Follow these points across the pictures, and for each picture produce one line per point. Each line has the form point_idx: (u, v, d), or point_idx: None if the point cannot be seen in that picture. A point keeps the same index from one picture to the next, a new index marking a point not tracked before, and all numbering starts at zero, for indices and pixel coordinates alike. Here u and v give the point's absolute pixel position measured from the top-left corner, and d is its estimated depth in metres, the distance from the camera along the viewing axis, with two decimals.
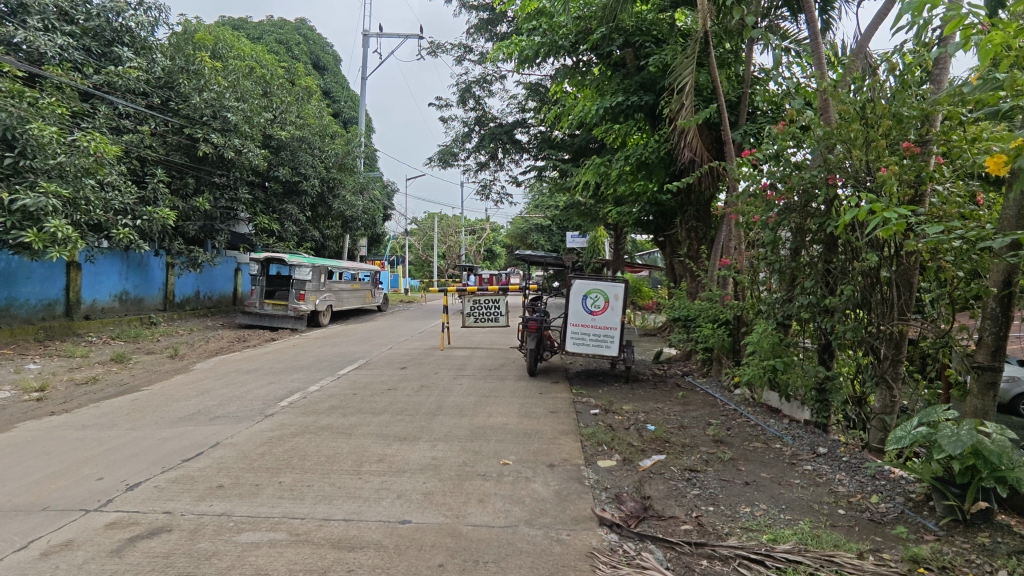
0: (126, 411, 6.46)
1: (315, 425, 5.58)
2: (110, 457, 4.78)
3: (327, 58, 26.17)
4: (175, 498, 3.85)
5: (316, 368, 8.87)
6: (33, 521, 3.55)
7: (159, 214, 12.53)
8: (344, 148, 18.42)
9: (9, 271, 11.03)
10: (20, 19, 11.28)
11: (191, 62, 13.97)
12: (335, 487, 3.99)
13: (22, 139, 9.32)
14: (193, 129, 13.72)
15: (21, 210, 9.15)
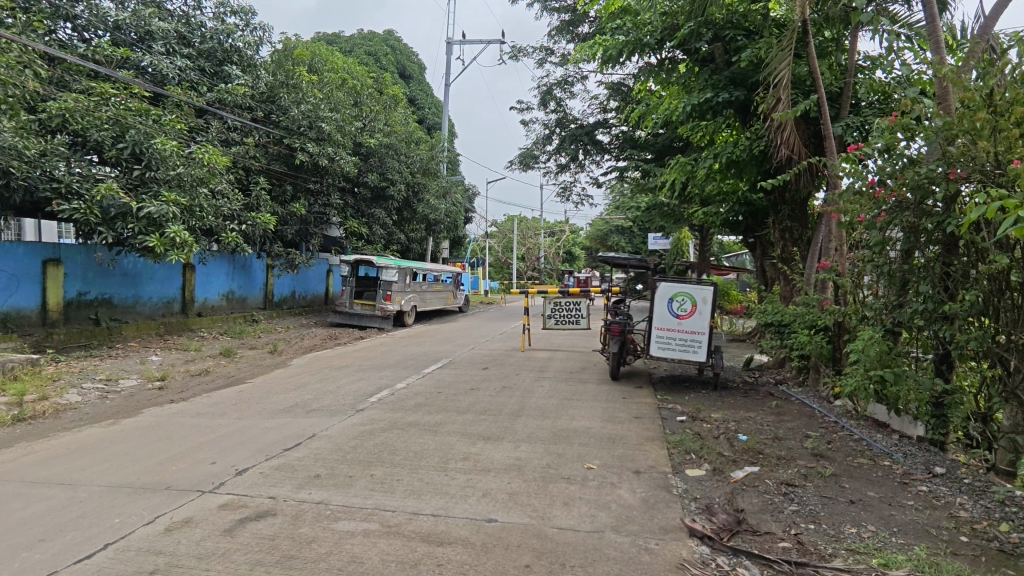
0: (233, 402, 6.99)
1: (402, 421, 5.79)
2: (220, 443, 5.19)
3: (412, 67, 27.07)
4: (277, 485, 4.11)
5: (403, 366, 9.20)
6: (158, 499, 3.91)
7: (261, 219, 13.46)
8: (428, 153, 19.02)
9: (136, 273, 12.28)
10: (146, 45, 12.57)
11: (291, 77, 14.79)
12: (424, 482, 4.11)
13: (148, 153, 10.36)
14: (291, 139, 14.64)
15: (146, 218, 10.13)
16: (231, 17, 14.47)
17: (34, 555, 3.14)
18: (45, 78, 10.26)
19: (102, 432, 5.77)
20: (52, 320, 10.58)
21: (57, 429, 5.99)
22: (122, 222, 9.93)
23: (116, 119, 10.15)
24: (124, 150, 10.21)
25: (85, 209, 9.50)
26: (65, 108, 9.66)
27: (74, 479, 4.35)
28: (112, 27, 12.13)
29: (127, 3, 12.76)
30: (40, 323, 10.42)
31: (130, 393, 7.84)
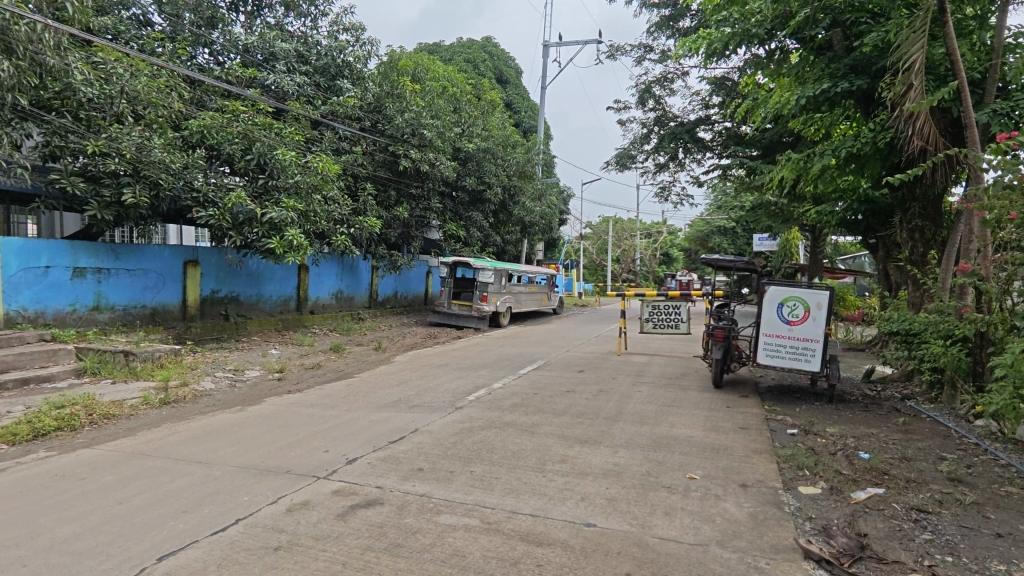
0: (343, 395, 7.46)
1: (500, 420, 5.88)
2: (332, 433, 5.55)
3: (509, 72, 27.48)
4: (384, 475, 4.33)
5: (499, 366, 9.36)
6: (280, 481, 4.25)
7: (368, 223, 14.24)
8: (524, 156, 19.24)
9: (259, 273, 13.45)
10: (271, 65, 13.80)
11: (395, 87, 15.46)
12: (522, 482, 4.15)
13: (271, 163, 11.30)
14: (396, 146, 15.31)
15: (269, 222, 11.02)
16: (343, 34, 15.50)
17: (179, 524, 3.52)
18: (188, 99, 11.53)
19: (232, 417, 6.37)
20: (191, 315, 11.82)
21: (195, 413, 6.69)
22: (248, 227, 10.89)
23: (245, 133, 11.19)
24: (251, 161, 11.20)
25: (219, 215, 10.54)
26: (203, 126, 10.80)
27: (209, 459, 4.83)
28: (243, 50, 13.51)
29: (255, 27, 14.12)
30: (181, 317, 11.67)
31: (254, 382, 8.59)
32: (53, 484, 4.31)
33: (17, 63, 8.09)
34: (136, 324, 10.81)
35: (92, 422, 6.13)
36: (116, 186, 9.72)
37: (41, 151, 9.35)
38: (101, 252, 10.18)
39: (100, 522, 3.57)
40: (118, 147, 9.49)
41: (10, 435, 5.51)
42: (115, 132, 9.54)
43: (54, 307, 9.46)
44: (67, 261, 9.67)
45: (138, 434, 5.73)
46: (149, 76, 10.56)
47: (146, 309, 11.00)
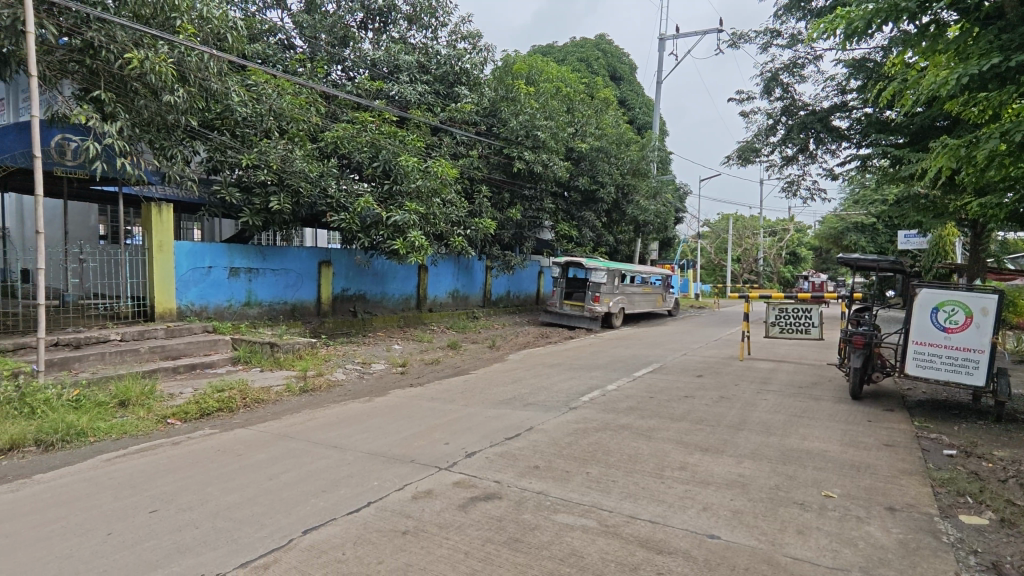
0: (461, 390, 7.76)
1: (615, 423, 5.81)
2: (452, 426, 5.79)
3: (624, 68, 26.95)
4: (501, 470, 4.44)
5: (613, 367, 9.25)
6: (406, 469, 4.51)
7: (483, 224, 14.66)
8: (639, 154, 18.81)
9: (384, 273, 14.37)
10: (395, 77, 14.68)
11: (509, 91, 15.79)
12: (640, 487, 4.07)
13: (395, 169, 11.98)
14: (510, 149, 15.61)
15: (392, 225, 11.70)
16: (461, 42, 16.10)
17: (320, 502, 3.86)
18: (324, 113, 12.56)
19: (362, 407, 6.86)
20: (324, 311, 12.92)
21: (330, 401, 7.29)
22: (375, 229, 11.65)
23: (373, 142, 11.97)
24: (377, 168, 11.97)
25: (349, 219, 11.37)
26: (337, 137, 11.72)
27: (343, 444, 5.24)
28: (371, 64, 14.52)
29: (381, 42, 15.10)
30: (316, 313, 12.78)
31: (380, 375, 9.19)
32: (216, 458, 4.90)
33: (188, 89, 9.30)
34: (280, 318, 12.00)
35: (246, 405, 6.88)
36: (265, 195, 10.86)
37: (206, 165, 10.77)
38: (252, 254, 11.38)
39: (255, 494, 4.00)
40: (266, 159, 10.58)
41: (182, 413, 6.35)
42: (263, 146, 10.64)
43: (215, 303, 10.76)
44: (225, 262, 10.92)
45: (283, 418, 6.35)
46: (292, 94, 11.64)
47: (287, 305, 12.18)
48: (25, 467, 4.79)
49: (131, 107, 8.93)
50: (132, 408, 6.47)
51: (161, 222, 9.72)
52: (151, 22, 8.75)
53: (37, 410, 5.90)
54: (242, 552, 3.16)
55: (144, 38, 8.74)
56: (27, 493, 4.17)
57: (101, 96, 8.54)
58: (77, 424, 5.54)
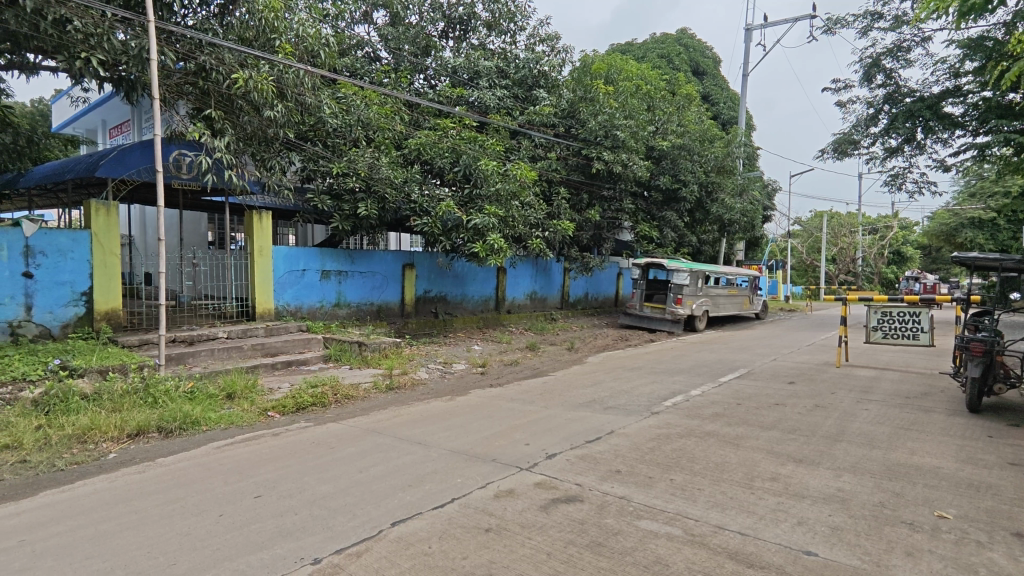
0: (540, 391, 7.78)
1: (700, 429, 5.61)
2: (532, 428, 5.82)
3: (707, 62, 26.01)
4: (583, 473, 4.41)
5: (697, 372, 8.94)
6: (488, 468, 4.58)
7: (561, 226, 14.50)
8: (724, 151, 18.10)
9: (464, 275, 14.67)
10: (475, 83, 14.98)
11: (588, 91, 15.50)
12: (728, 497, 3.91)
13: (475, 173, 12.20)
14: (589, 149, 15.44)
15: (472, 228, 11.92)
16: (540, 45, 16.20)
17: (407, 496, 4.00)
18: (408, 121, 13.01)
19: (445, 405, 7.03)
20: (407, 312, 13.38)
21: (414, 399, 7.54)
22: (456, 232, 11.93)
23: (454, 148, 12.26)
24: (458, 173, 12.24)
25: (431, 223, 11.71)
26: (420, 143, 12.11)
27: (427, 441, 5.40)
28: (451, 71, 14.90)
29: (461, 49, 15.46)
30: (400, 314, 13.26)
31: (461, 375, 9.40)
32: (312, 450, 5.20)
33: (286, 103, 9.96)
34: (367, 318, 12.56)
35: (338, 401, 7.26)
36: (353, 201, 11.41)
37: (301, 173, 11.51)
38: (341, 257, 11.98)
39: (347, 486, 4.22)
40: (355, 167, 11.11)
41: (281, 407, 6.79)
42: (353, 155, 11.20)
43: (308, 304, 11.41)
44: (318, 265, 11.57)
45: (371, 414, 6.64)
46: (378, 104, 12.17)
47: (373, 306, 12.71)
48: (150, 451, 5.31)
49: (237, 123, 9.70)
50: (237, 400, 7.00)
51: (262, 228, 10.44)
52: (254, 43, 9.44)
53: (158, 400, 6.51)
54: (336, 540, 3.34)
55: (248, 59, 9.45)
56: (152, 474, 4.62)
57: (211, 114, 9.34)
58: (192, 414, 6.06)
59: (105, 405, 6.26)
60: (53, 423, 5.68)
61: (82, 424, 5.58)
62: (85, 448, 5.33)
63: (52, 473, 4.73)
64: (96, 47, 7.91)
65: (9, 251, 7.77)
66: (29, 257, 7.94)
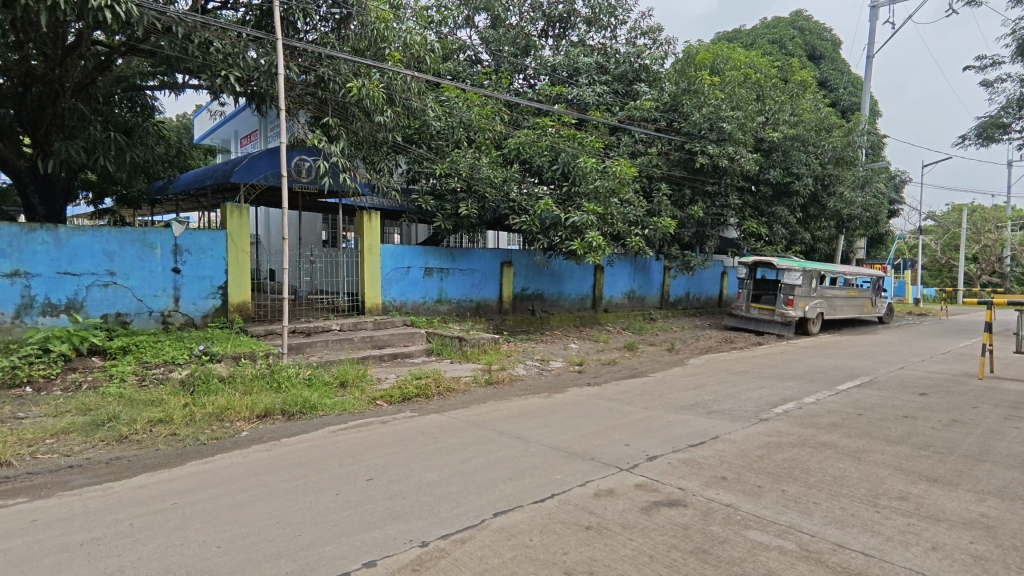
0: (640, 392, 7.63)
1: (815, 439, 5.25)
2: (632, 428, 5.73)
3: (825, 45, 24.14)
4: (686, 478, 4.28)
5: (810, 378, 8.35)
6: (587, 466, 4.57)
7: (662, 224, 13.90)
8: (843, 140, 16.70)
9: (562, 273, 14.68)
10: (575, 80, 15.01)
11: (693, 83, 14.88)
12: (848, 513, 3.64)
13: (574, 171, 12.10)
14: (693, 143, 14.74)
15: (571, 226, 11.85)
16: (642, 38, 15.88)
17: (507, 488, 4.09)
18: (507, 121, 13.21)
19: (543, 402, 7.10)
20: (505, 309, 13.62)
21: (512, 394, 7.67)
22: (554, 230, 11.96)
23: (552, 146, 12.27)
24: (556, 171, 12.24)
25: (530, 221, 11.81)
26: (520, 142, 12.25)
27: (527, 436, 5.49)
28: (551, 69, 15.00)
29: (561, 47, 15.50)
30: (498, 310, 13.52)
31: (558, 372, 9.43)
32: (418, 438, 5.47)
33: (395, 109, 10.49)
34: (466, 315, 12.95)
35: (440, 393, 7.55)
36: (455, 201, 11.78)
37: (406, 175, 12.03)
38: (444, 255, 12.40)
39: (451, 475, 4.39)
40: (457, 168, 11.49)
41: (388, 396, 7.19)
42: (455, 156, 11.55)
43: (412, 299, 11.95)
44: (421, 262, 12.06)
45: (472, 408, 6.83)
46: (479, 105, 12.47)
47: (473, 302, 13.06)
48: (276, 431, 5.84)
49: (351, 129, 10.37)
50: (349, 388, 7.50)
51: (371, 228, 11.08)
52: (366, 53, 9.93)
53: (281, 385, 7.10)
54: (442, 525, 3.49)
55: (362, 68, 10.03)
56: (277, 452, 5.08)
57: (329, 122, 10.07)
58: (310, 399, 6.58)
59: (238, 387, 6.94)
60: (197, 402, 6.38)
61: (220, 404, 6.22)
62: (222, 425, 5.93)
63: (196, 445, 5.33)
64: (234, 65, 8.77)
65: (161, 249, 8.82)
66: (177, 255, 8.96)
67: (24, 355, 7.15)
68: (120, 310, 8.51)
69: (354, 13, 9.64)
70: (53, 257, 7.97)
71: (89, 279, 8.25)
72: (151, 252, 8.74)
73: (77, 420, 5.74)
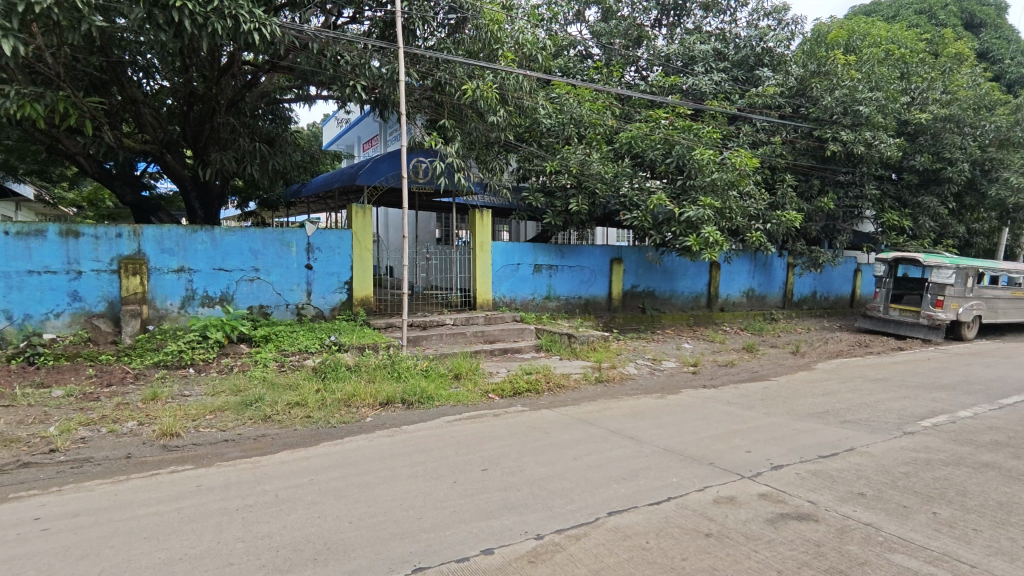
0: (762, 397, 7.18)
1: (973, 458, 4.64)
2: (753, 434, 5.41)
3: (986, 11, 21.19)
4: (817, 491, 3.97)
5: (966, 389, 7.38)
6: (705, 471, 4.39)
7: (787, 217, 12.88)
8: (1010, 118, 14.55)
9: (674, 270, 14.17)
10: (691, 69, 14.42)
11: (824, 64, 13.73)
12: (1018, 545, 3.18)
13: (689, 164, 11.62)
14: (822, 130, 13.62)
15: (686, 221, 11.38)
16: (765, 20, 14.92)
17: (621, 488, 4.03)
18: (619, 115, 12.97)
19: (655, 402, 6.91)
20: (615, 306, 13.41)
21: (623, 393, 7.55)
22: (667, 226, 11.60)
23: (666, 139, 11.86)
24: (671, 164, 11.82)
25: (642, 217, 11.51)
26: (632, 136, 11.94)
27: (640, 437, 5.37)
28: (665, 60, 14.51)
29: (675, 36, 14.97)
30: (607, 308, 13.35)
31: (672, 373, 9.13)
32: (530, 433, 5.55)
33: (507, 108, 10.71)
34: (575, 312, 12.92)
35: (550, 389, 7.60)
36: (564, 198, 11.83)
37: (517, 173, 12.23)
38: (553, 252, 12.44)
39: (563, 470, 4.40)
40: (567, 165, 11.47)
41: (500, 390, 7.35)
42: (566, 152, 11.54)
43: (522, 296, 12.12)
44: (532, 259, 12.18)
45: (582, 405, 6.81)
46: (590, 100, 12.35)
47: (582, 299, 12.99)
48: (397, 418, 6.20)
49: (465, 130, 10.73)
50: (463, 380, 7.78)
51: (483, 225, 11.38)
52: (480, 55, 10.21)
53: (401, 375, 7.50)
54: (557, 520, 3.51)
55: (476, 70, 10.34)
56: (400, 439, 5.39)
57: (445, 124, 10.51)
58: (427, 390, 6.91)
59: (364, 375, 7.44)
60: (327, 388, 6.93)
61: (347, 391, 6.71)
62: (350, 411, 6.39)
63: (328, 428, 5.80)
64: (361, 75, 9.39)
65: (296, 247, 9.63)
66: (310, 252, 9.76)
67: (188, 340, 8.17)
68: (263, 303, 9.45)
69: (469, 17, 9.88)
70: (209, 255, 9.01)
71: (238, 274, 9.24)
72: (288, 250, 9.58)
73: (231, 400, 6.45)
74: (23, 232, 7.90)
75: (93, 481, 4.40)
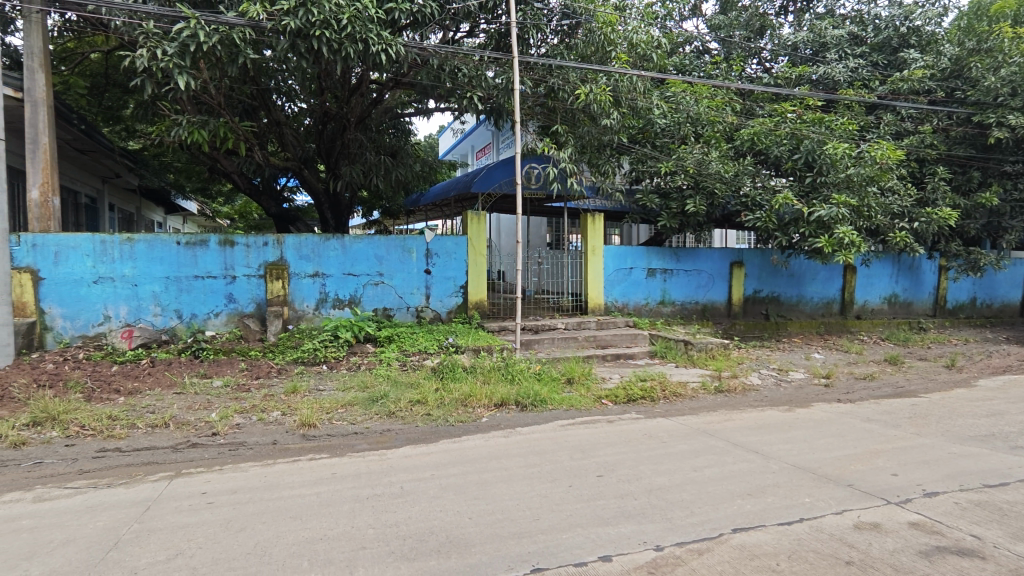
0: (910, 415, 6.43)
1: None
2: (900, 456, 4.87)
3: None
4: (982, 524, 3.49)
5: None
6: (843, 493, 4.02)
7: (939, 214, 11.49)
8: None
9: (802, 273, 13.16)
10: (822, 56, 13.34)
11: (987, 40, 12.14)
12: None
13: (820, 160, 10.77)
14: (984, 115, 12.01)
15: (817, 220, 10.55)
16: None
17: (747, 504, 3.81)
18: (740, 111, 12.30)
19: (782, 415, 6.45)
20: (735, 312, 12.71)
21: (746, 404, 7.13)
22: (795, 226, 10.84)
23: (794, 133, 11.05)
24: (798, 160, 11.01)
25: (766, 218, 10.87)
26: (754, 133, 11.21)
27: (766, 451, 5.04)
28: (792, 49, 13.55)
29: (804, 22, 13.96)
30: (726, 314, 12.69)
31: (800, 384, 8.46)
32: (646, 441, 5.41)
33: (621, 110, 10.58)
34: (692, 318, 12.41)
35: (665, 397, 7.36)
36: (681, 199, 11.43)
37: (630, 176, 12.01)
38: (668, 256, 12.04)
39: (683, 482, 4.25)
40: (683, 164, 11.07)
41: (614, 396, 7.26)
42: (682, 152, 11.14)
43: (636, 300, 11.86)
44: (645, 263, 11.89)
45: (701, 415, 6.51)
46: (708, 97, 11.83)
47: (699, 305, 12.45)
48: (511, 420, 6.34)
49: (577, 134, 10.71)
50: (576, 385, 7.77)
51: (595, 228, 11.30)
52: (593, 58, 10.23)
53: (514, 377, 7.65)
54: (677, 532, 3.39)
55: (589, 74, 10.32)
56: (514, 440, 5.50)
57: (558, 129, 10.59)
58: (541, 393, 6.98)
59: (479, 376, 7.69)
60: (445, 387, 7.23)
61: (464, 391, 6.96)
62: (466, 410, 6.62)
63: (446, 426, 6.06)
64: (477, 86, 9.75)
65: (416, 252, 10.15)
66: (429, 258, 10.25)
67: (322, 339, 8.91)
68: (386, 305, 10.08)
69: (582, 21, 9.96)
70: (341, 260, 9.77)
71: (365, 278, 9.92)
72: (409, 255, 10.13)
73: (359, 395, 6.94)
74: (191, 242, 9.10)
75: (248, 463, 4.95)
